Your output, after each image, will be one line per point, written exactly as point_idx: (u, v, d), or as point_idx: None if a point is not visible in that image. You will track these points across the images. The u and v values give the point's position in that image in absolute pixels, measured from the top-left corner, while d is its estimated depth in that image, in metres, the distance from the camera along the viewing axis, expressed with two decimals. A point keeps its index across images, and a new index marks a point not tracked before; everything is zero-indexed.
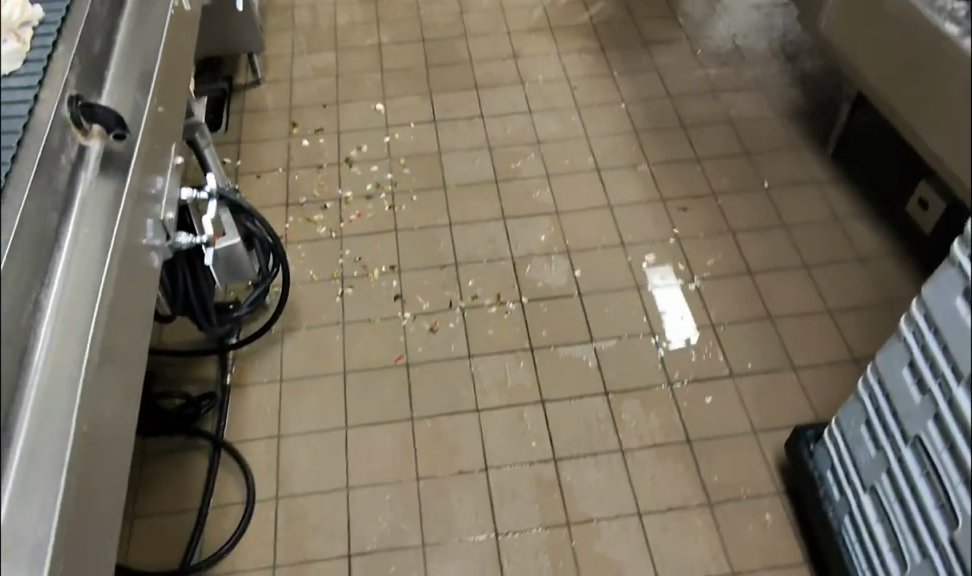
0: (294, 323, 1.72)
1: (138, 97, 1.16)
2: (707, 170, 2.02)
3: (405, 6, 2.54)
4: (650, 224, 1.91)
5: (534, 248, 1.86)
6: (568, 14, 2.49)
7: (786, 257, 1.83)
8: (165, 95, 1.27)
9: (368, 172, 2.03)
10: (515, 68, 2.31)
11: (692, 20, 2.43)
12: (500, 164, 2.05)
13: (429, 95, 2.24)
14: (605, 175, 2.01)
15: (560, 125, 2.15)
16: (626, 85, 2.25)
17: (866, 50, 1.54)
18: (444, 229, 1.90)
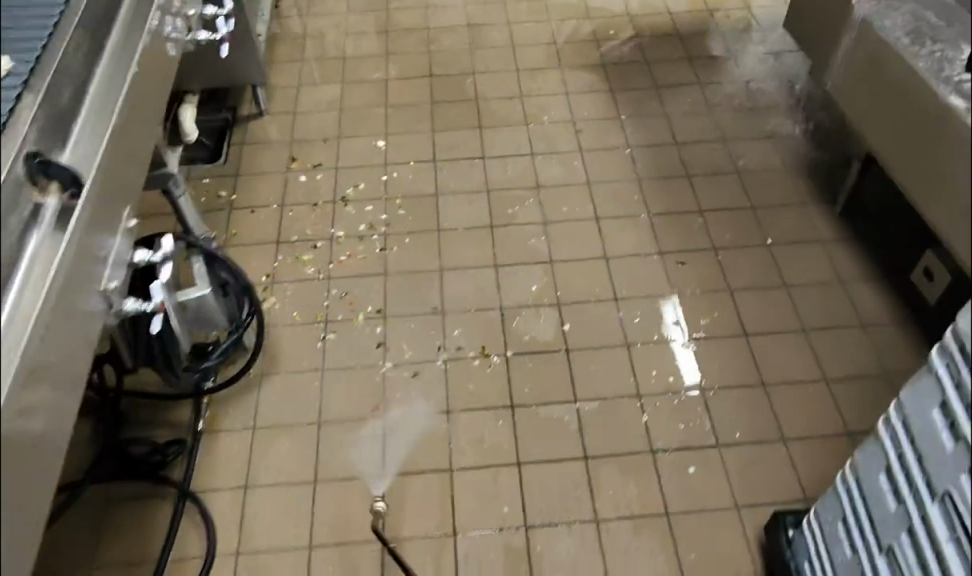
0: (274, 368, 1.70)
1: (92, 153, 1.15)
2: (709, 222, 1.96)
3: (416, 40, 2.51)
4: (646, 277, 1.85)
5: (524, 299, 1.81)
6: (579, 53, 2.44)
7: (784, 319, 1.76)
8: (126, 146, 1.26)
9: (362, 212, 2.01)
10: (521, 108, 2.27)
11: (706, 64, 2.37)
12: (496, 208, 2.01)
13: (431, 133, 2.21)
14: (603, 223, 1.96)
15: (561, 169, 2.10)
16: (633, 129, 2.20)
17: None
18: (434, 275, 1.86)
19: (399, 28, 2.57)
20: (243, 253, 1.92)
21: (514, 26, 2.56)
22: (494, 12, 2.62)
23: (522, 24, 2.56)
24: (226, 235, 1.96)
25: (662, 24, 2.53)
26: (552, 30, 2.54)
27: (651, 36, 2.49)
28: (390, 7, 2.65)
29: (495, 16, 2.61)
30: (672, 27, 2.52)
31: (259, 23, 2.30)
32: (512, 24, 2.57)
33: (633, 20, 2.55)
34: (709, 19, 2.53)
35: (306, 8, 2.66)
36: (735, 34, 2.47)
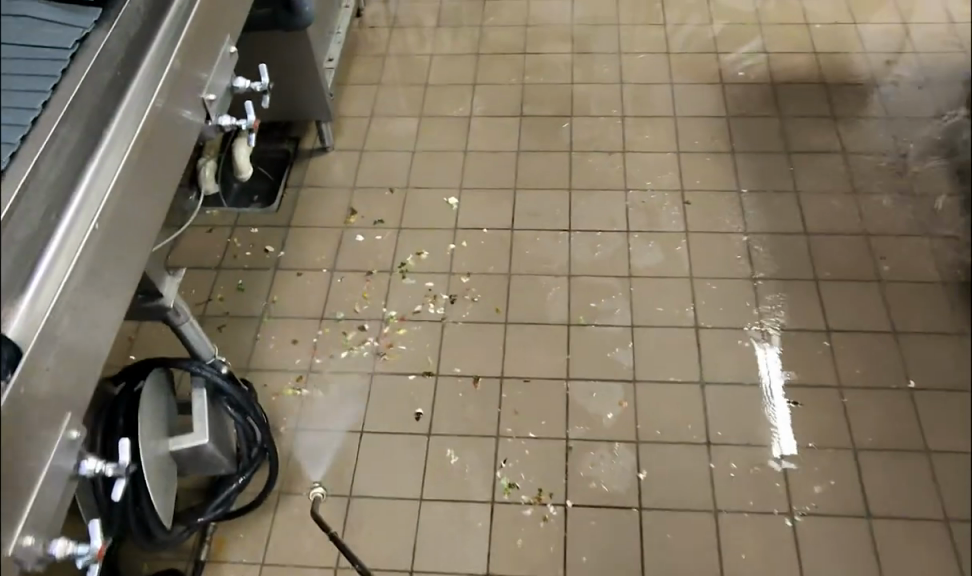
0: (296, 486, 1.50)
1: (37, 314, 0.87)
2: (836, 348, 1.58)
3: (509, 68, 2.19)
4: (748, 418, 1.51)
5: (595, 431, 1.52)
6: (700, 99, 2.06)
7: (923, 502, 1.38)
8: (97, 280, 0.97)
9: (421, 287, 1.75)
10: (621, 166, 1.92)
11: (856, 125, 1.93)
12: (576, 301, 1.70)
13: (512, 191, 1.90)
14: (703, 335, 1.63)
15: (661, 254, 1.75)
16: (754, 207, 1.82)
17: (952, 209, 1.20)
18: (494, 385, 1.60)
19: (491, 50, 2.24)
20: (282, 331, 1.71)
21: (626, 56, 2.19)
22: (604, 36, 2.25)
23: (635, 55, 2.19)
24: (262, 306, 1.75)
25: (806, 67, 2.10)
26: (669, 65, 2.15)
27: (789, 84, 2.07)
28: (485, 23, 2.32)
29: (605, 41, 2.24)
30: (816, 72, 2.09)
31: (332, 44, 2.02)
32: (623, 54, 2.20)
33: (769, 61, 2.14)
34: (865, 66, 2.09)
35: (391, 18, 2.36)
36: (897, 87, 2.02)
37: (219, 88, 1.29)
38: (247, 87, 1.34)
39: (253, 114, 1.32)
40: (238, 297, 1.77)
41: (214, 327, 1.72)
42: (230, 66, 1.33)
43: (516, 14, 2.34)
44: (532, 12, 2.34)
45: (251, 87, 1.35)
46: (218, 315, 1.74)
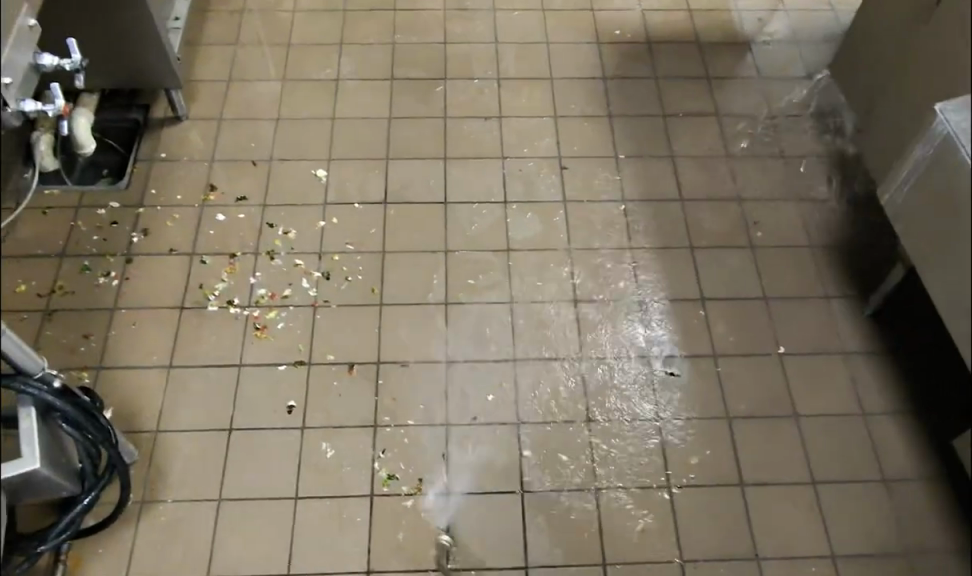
0: (159, 494, 1.39)
1: None
2: (711, 318, 1.59)
3: (377, 27, 2.06)
4: (627, 391, 1.51)
5: (475, 414, 1.49)
6: (576, 58, 2.00)
7: (789, 466, 1.43)
8: None
9: (290, 269, 1.65)
10: (498, 133, 1.85)
11: (729, 87, 1.94)
12: (454, 277, 1.64)
13: (384, 161, 1.80)
14: (583, 311, 1.60)
15: (540, 226, 1.71)
16: (630, 173, 1.79)
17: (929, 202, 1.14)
18: (371, 371, 1.53)
19: (358, 6, 2.10)
20: (140, 323, 1.57)
21: (500, 14, 2.09)
22: None
23: (510, 12, 2.10)
24: (114, 297, 1.60)
25: (680, 24, 2.07)
26: (544, 23, 2.08)
27: (664, 41, 2.04)
28: None
29: None
30: (691, 30, 2.06)
31: (178, 1, 1.84)
32: (497, 10, 2.10)
33: (645, 16, 2.09)
34: (737, 23, 2.08)
35: None
36: (768, 47, 2.03)
37: (16, 66, 1.13)
38: (53, 65, 1.19)
39: (61, 98, 1.23)
40: (87, 287, 1.61)
41: (59, 322, 1.56)
42: (30, 41, 1.17)
43: None
44: None
45: (58, 65, 1.20)
46: (64, 309, 1.57)
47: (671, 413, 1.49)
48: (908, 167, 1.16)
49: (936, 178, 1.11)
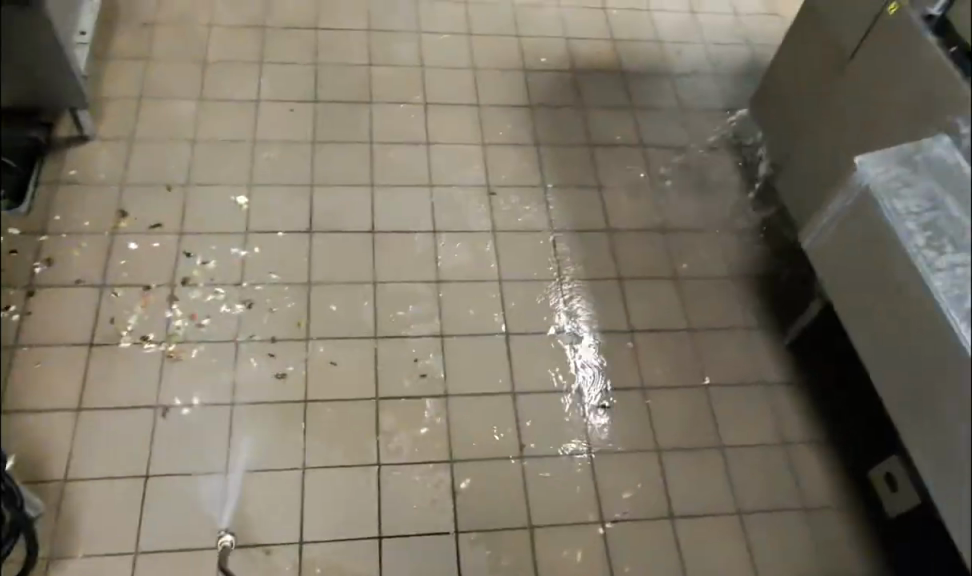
0: (68, 549, 1.29)
1: None
2: (640, 349, 1.61)
3: (299, 46, 1.99)
4: (559, 426, 1.51)
5: (407, 452, 1.46)
6: (503, 85, 2.00)
7: (717, 497, 1.46)
8: None
9: (209, 301, 1.57)
10: (426, 160, 1.83)
11: (652, 119, 1.98)
12: (382, 310, 1.60)
13: (309, 187, 1.75)
14: (513, 344, 1.59)
15: (469, 256, 1.69)
16: (558, 203, 1.80)
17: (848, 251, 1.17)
18: (297, 410, 1.48)
19: (279, 23, 2.03)
20: (45, 361, 1.46)
21: (425, 37, 2.07)
22: (402, 12, 2.11)
23: (435, 35, 2.08)
24: (14, 333, 1.48)
25: (603, 54, 2.10)
26: (470, 48, 2.07)
27: (588, 70, 2.06)
28: None
29: (404, 18, 2.10)
30: (614, 59, 2.09)
31: (84, 15, 1.73)
32: (422, 33, 2.08)
33: (568, 44, 2.11)
34: (659, 54, 2.13)
35: None
36: (687, 79, 2.08)
37: None
38: None
39: None
40: None
41: None
42: None
43: None
44: None
45: None
46: None
47: (602, 448, 1.49)
48: (827, 215, 1.20)
49: (855, 229, 1.15)
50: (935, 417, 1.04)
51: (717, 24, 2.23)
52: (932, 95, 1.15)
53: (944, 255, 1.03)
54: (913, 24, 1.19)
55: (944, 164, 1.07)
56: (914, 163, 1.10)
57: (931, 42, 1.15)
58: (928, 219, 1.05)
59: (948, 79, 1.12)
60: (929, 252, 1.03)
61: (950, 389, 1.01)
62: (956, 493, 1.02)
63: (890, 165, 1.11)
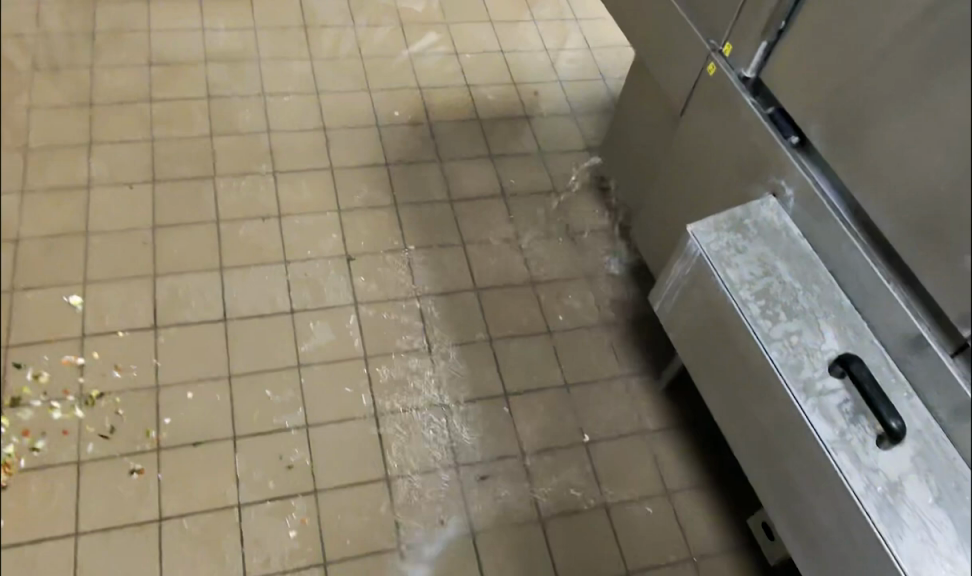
0: None
1: None
2: (515, 412, 1.56)
3: (133, 121, 1.87)
4: (436, 507, 1.44)
5: (277, 560, 1.36)
6: (356, 144, 1.92)
7: (605, 560, 1.42)
8: None
9: (45, 419, 1.43)
10: (278, 235, 1.74)
11: (512, 165, 1.95)
12: (240, 406, 1.50)
13: (152, 279, 1.64)
14: (383, 425, 1.52)
15: (331, 334, 1.61)
16: (422, 265, 1.73)
17: (697, 319, 1.18)
18: (151, 529, 1.36)
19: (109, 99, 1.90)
20: None
21: (271, 99, 1.98)
22: (245, 76, 2.02)
23: (281, 96, 1.99)
24: None
25: (459, 101, 2.06)
26: (320, 107, 1.98)
27: (445, 119, 2.01)
28: None
29: (247, 81, 2.00)
30: (469, 106, 2.05)
31: None
32: (268, 96, 1.98)
33: (422, 94, 2.06)
34: (514, 97, 2.10)
35: None
36: (545, 119, 2.06)
37: None
38: None
39: None
40: None
41: None
42: None
43: (137, 50, 2.01)
44: (157, 46, 2.02)
45: None
46: None
47: (484, 524, 1.43)
48: (672, 282, 1.21)
49: (696, 295, 1.16)
50: (786, 481, 1.06)
51: (571, 60, 2.22)
52: (758, 154, 1.18)
53: (778, 322, 1.05)
54: (731, 85, 1.21)
55: (774, 230, 1.13)
56: (746, 229, 1.14)
57: (750, 103, 1.18)
58: (761, 286, 1.09)
59: (768, 141, 1.15)
60: (764, 322, 1.06)
61: (795, 457, 1.03)
62: (817, 555, 1.04)
63: (722, 233, 1.14)
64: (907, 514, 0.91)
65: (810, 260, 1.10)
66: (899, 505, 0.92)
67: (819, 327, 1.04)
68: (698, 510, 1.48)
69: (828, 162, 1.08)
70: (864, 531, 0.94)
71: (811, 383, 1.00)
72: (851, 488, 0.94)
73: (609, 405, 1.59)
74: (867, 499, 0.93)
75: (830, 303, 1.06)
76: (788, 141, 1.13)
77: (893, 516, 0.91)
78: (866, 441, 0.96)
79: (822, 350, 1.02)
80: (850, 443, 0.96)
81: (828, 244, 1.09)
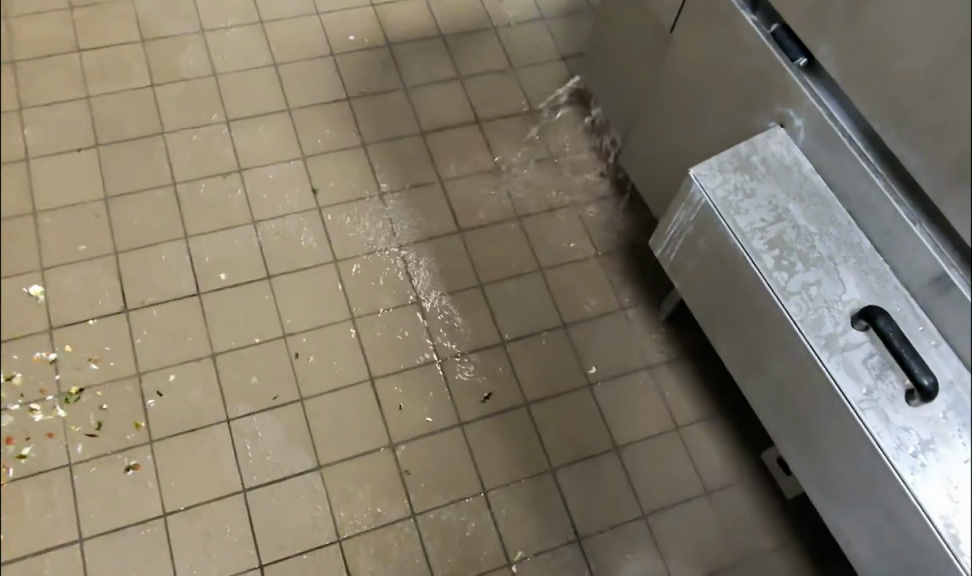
0: None
1: None
2: (515, 359, 1.51)
3: (62, 78, 1.69)
4: (445, 469, 1.41)
5: (290, 543, 1.33)
6: (312, 79, 1.77)
7: (620, 504, 1.40)
8: None
9: (25, 423, 1.36)
10: (241, 193, 1.61)
11: (483, 85, 1.80)
12: (230, 385, 1.44)
13: (113, 256, 1.52)
14: (380, 389, 1.46)
15: (313, 297, 1.53)
16: (400, 209, 1.63)
17: (704, 267, 1.11)
18: (156, 527, 1.31)
19: (31, 53, 1.70)
20: None
21: (212, 35, 1.79)
22: (177, 9, 1.81)
23: (222, 31, 1.80)
24: None
25: (417, 16, 1.88)
26: (266, 40, 1.80)
27: (404, 40, 1.84)
28: (10, 11, 1.74)
29: (180, 16, 1.81)
30: (429, 22, 1.88)
31: None
32: (206, 32, 1.79)
33: (376, 13, 1.87)
34: (477, 5, 1.92)
35: None
36: (513, 28, 1.90)
37: None
38: None
39: None
40: None
41: None
42: None
43: None
44: None
45: None
46: None
47: (495, 482, 1.41)
48: (674, 227, 1.13)
49: (703, 243, 1.09)
50: (807, 436, 1.02)
51: None
52: (762, 80, 1.07)
53: (795, 273, 0.98)
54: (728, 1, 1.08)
55: (784, 166, 1.04)
56: (752, 167, 1.05)
57: (750, 21, 1.06)
58: (774, 233, 1.01)
59: (773, 65, 1.04)
60: (779, 274, 0.99)
61: (817, 413, 0.99)
62: (841, 509, 1.01)
63: (727, 174, 1.05)
64: (941, 474, 0.87)
65: (824, 198, 1.01)
66: (932, 465, 0.88)
67: (839, 275, 0.97)
68: (708, 442, 1.47)
69: (842, 88, 0.98)
70: (894, 493, 0.90)
71: (836, 338, 0.94)
72: (881, 450, 0.90)
73: (610, 340, 1.54)
74: (898, 460, 0.89)
75: (848, 246, 0.98)
76: (796, 64, 1.02)
77: (925, 477, 0.88)
78: (895, 397, 0.91)
79: (842, 302, 0.96)
80: (878, 401, 0.91)
81: (844, 179, 1.00)
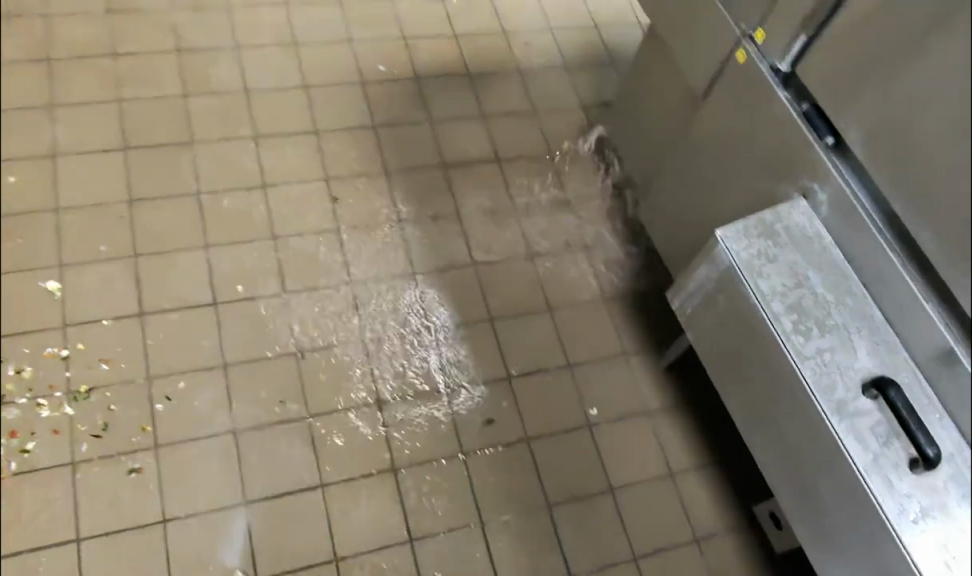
0: None
1: None
2: (519, 395, 1.54)
3: (96, 80, 1.72)
4: (444, 498, 1.43)
5: (288, 559, 1.34)
6: (341, 104, 1.81)
7: (613, 545, 1.43)
8: None
9: (32, 418, 1.37)
10: (264, 208, 1.64)
11: (505, 125, 1.86)
12: (239, 397, 1.45)
13: (133, 259, 1.54)
14: (387, 413, 1.48)
15: (327, 317, 1.55)
16: (418, 238, 1.67)
17: (721, 323, 1.16)
18: (155, 532, 1.32)
19: (67, 53, 1.73)
20: None
21: (246, 52, 1.83)
22: (213, 24, 1.85)
23: (256, 49, 1.84)
24: None
25: (446, 53, 1.94)
26: (298, 62, 1.85)
27: (432, 75, 1.90)
28: (51, 10, 1.77)
29: (217, 31, 1.84)
30: (458, 59, 1.94)
31: None
32: (241, 49, 1.83)
33: (407, 46, 1.93)
34: (504, 48, 1.98)
35: None
36: (537, 74, 1.96)
37: None
38: None
39: None
40: None
41: None
42: None
43: None
44: None
45: None
46: None
47: (492, 514, 1.43)
48: (695, 283, 1.19)
49: (723, 302, 1.14)
50: (809, 493, 1.07)
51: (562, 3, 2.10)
52: (789, 153, 1.13)
53: (811, 338, 1.04)
54: (764, 77, 1.15)
55: (805, 237, 1.10)
56: (776, 235, 1.11)
57: (783, 97, 1.12)
58: (793, 298, 1.06)
59: (802, 140, 1.10)
60: (796, 338, 1.04)
61: (822, 473, 1.03)
62: (837, 566, 1.06)
63: (751, 240, 1.11)
64: (939, 539, 0.93)
65: (841, 270, 1.08)
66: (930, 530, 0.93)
67: (852, 343, 1.03)
68: (700, 491, 1.51)
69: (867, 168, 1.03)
70: (893, 555, 0.95)
71: (847, 403, 1.00)
72: (883, 512, 0.95)
73: (612, 384, 1.58)
74: (899, 524, 0.94)
75: (862, 317, 1.04)
76: (824, 141, 1.08)
77: (924, 541, 0.93)
78: (899, 464, 0.96)
79: (854, 369, 1.01)
80: (883, 467, 0.96)
81: (862, 254, 1.06)
